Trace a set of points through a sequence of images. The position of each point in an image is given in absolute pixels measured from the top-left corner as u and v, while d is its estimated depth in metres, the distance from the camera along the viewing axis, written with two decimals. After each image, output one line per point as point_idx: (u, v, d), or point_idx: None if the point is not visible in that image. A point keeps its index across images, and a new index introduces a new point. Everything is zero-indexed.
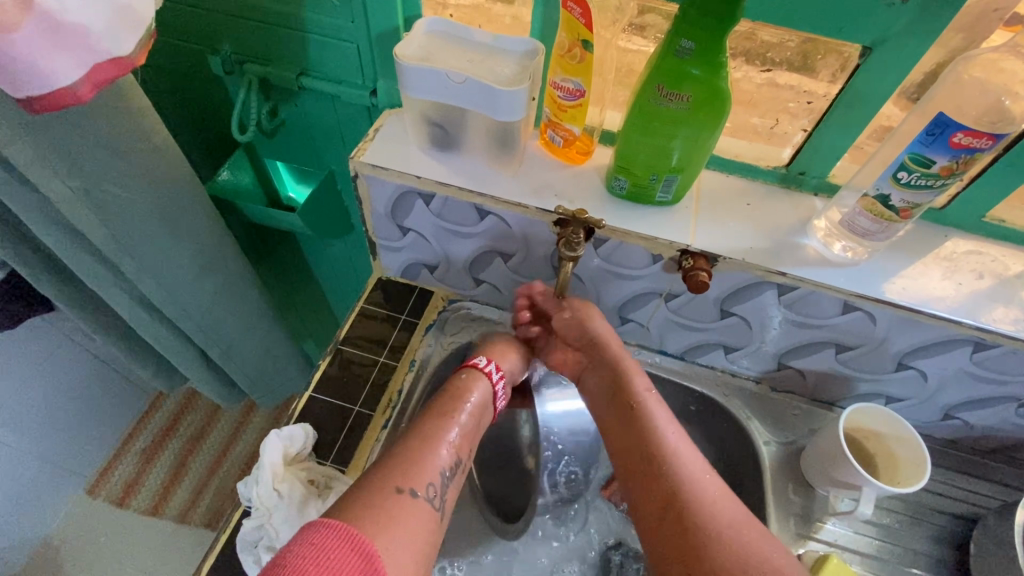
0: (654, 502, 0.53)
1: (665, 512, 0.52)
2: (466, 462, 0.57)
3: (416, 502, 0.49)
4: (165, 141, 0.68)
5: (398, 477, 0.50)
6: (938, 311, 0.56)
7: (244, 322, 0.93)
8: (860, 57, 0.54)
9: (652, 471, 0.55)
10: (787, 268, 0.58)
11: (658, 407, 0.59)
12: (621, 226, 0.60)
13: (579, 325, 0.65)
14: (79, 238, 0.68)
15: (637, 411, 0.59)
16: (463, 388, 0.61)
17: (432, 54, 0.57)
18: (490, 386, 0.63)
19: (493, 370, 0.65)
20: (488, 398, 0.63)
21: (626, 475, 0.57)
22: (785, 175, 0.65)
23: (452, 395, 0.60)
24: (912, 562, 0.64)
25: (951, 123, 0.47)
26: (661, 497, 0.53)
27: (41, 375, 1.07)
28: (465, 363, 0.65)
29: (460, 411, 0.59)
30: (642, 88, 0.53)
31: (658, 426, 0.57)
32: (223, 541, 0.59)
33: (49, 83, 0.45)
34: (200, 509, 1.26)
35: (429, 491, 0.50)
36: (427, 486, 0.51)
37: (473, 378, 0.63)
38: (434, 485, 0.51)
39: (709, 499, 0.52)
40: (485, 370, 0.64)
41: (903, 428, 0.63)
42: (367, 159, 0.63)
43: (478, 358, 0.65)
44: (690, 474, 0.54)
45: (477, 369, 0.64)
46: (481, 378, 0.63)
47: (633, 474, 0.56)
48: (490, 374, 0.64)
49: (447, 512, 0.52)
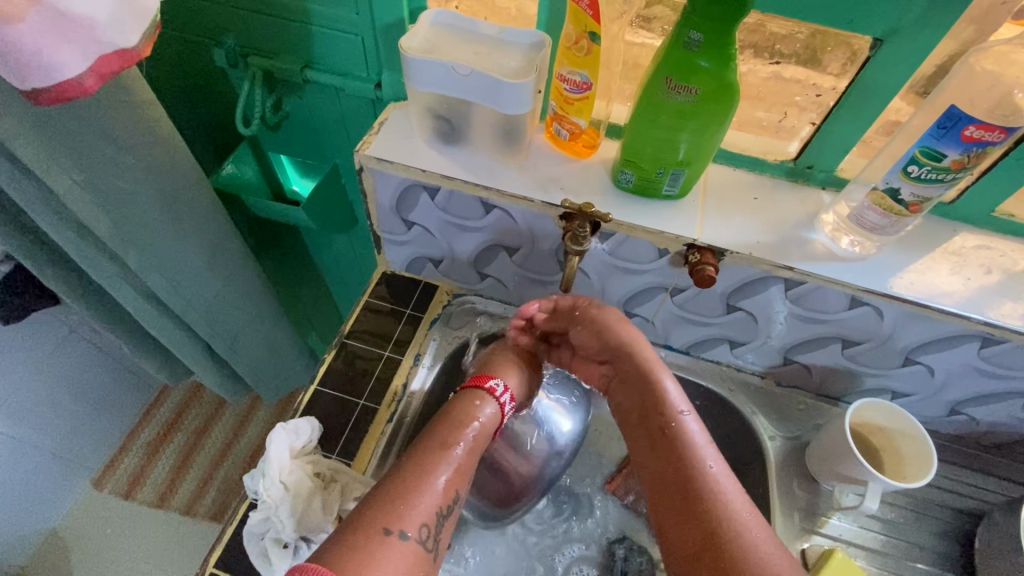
0: (693, 539, 0.50)
1: (701, 551, 0.49)
2: (459, 497, 0.54)
3: (404, 544, 0.47)
4: (170, 134, 0.68)
5: (386, 516, 0.48)
6: (947, 306, 0.56)
7: (249, 316, 0.93)
8: (870, 49, 0.53)
9: (690, 504, 0.52)
10: (794, 263, 0.58)
11: (694, 431, 0.56)
12: (627, 220, 0.59)
13: (603, 338, 0.63)
14: (84, 230, 0.68)
15: (670, 434, 0.56)
16: (466, 417, 0.58)
17: (437, 46, 0.57)
18: (497, 411, 0.60)
19: (506, 397, 0.61)
20: (486, 427, 0.59)
21: (658, 503, 0.54)
22: (793, 169, 0.64)
23: (454, 423, 0.57)
24: (917, 558, 0.63)
25: (963, 117, 0.47)
26: (702, 532, 0.50)
27: (47, 368, 1.08)
28: (480, 382, 0.61)
29: (455, 446, 0.55)
30: (651, 81, 0.52)
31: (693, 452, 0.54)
32: (230, 533, 0.59)
33: (55, 75, 0.45)
34: (205, 502, 1.27)
35: (421, 532, 0.49)
36: (418, 526, 0.49)
37: (478, 406, 0.59)
38: (428, 526, 0.50)
39: (749, 539, 0.49)
40: (498, 397, 0.61)
41: (911, 424, 0.62)
42: (372, 152, 0.63)
43: (492, 379, 0.61)
44: (729, 508, 0.51)
45: (491, 395, 0.60)
46: (488, 402, 0.60)
47: (667, 504, 0.53)
48: (501, 402, 0.61)
49: (439, 553, 0.51)
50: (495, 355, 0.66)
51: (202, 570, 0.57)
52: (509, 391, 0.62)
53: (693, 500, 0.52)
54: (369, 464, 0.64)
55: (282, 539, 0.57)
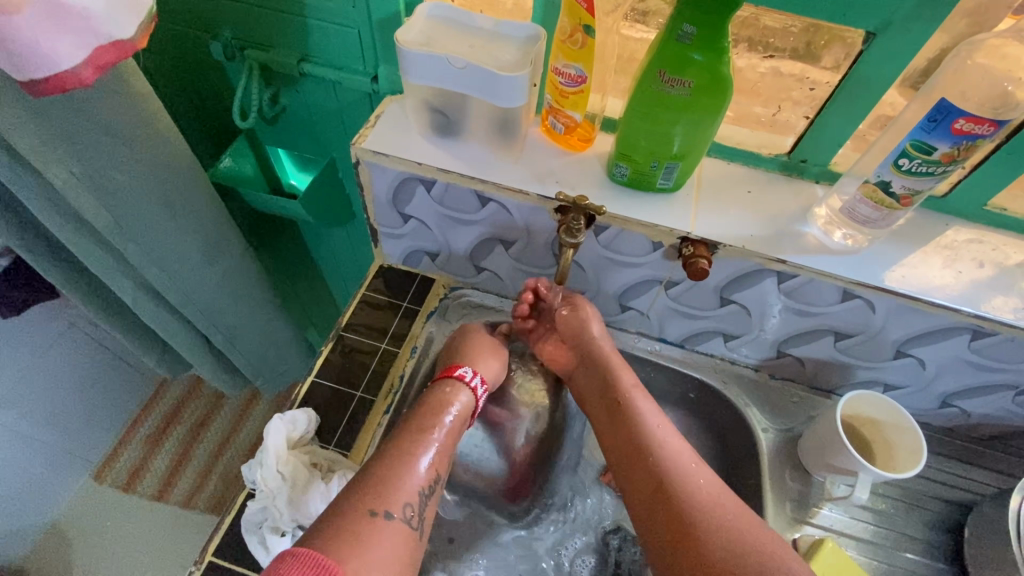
0: (646, 492, 0.55)
1: (655, 501, 0.54)
2: (442, 480, 0.56)
3: (390, 523, 0.49)
4: (167, 126, 0.68)
5: (371, 499, 0.50)
6: (938, 298, 0.57)
7: (247, 308, 0.94)
8: (863, 43, 0.54)
9: (644, 460, 0.56)
10: (787, 256, 0.58)
11: (643, 401, 0.61)
12: (622, 213, 0.60)
13: (575, 330, 0.66)
14: (82, 223, 0.68)
15: (623, 402, 0.61)
16: (444, 403, 0.60)
17: (433, 39, 0.57)
18: (472, 396, 0.62)
19: (478, 383, 0.63)
20: (466, 411, 0.61)
21: (619, 465, 0.59)
22: (787, 163, 0.65)
23: (432, 409, 0.59)
24: (908, 548, 0.64)
25: (953, 110, 0.47)
26: (655, 483, 0.55)
27: (47, 361, 1.08)
28: (450, 372, 0.63)
29: (436, 430, 0.57)
30: (644, 74, 0.53)
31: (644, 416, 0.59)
32: (228, 522, 0.60)
33: (52, 66, 0.45)
34: (204, 494, 1.28)
35: (406, 512, 0.51)
36: (402, 506, 0.51)
37: (454, 392, 0.61)
38: (412, 505, 0.52)
39: (695, 488, 0.53)
40: (469, 382, 0.63)
41: (903, 416, 0.63)
42: (369, 145, 0.63)
43: (461, 367, 0.63)
44: (678, 462, 0.56)
45: (461, 382, 0.62)
46: (460, 389, 0.62)
47: (624, 462, 0.58)
48: (474, 388, 0.63)
49: (426, 529, 0.53)
50: (470, 343, 0.67)
51: (200, 558, 0.58)
52: (481, 376, 0.64)
53: (645, 457, 0.56)
54: (366, 454, 0.65)
55: (280, 527, 0.57)
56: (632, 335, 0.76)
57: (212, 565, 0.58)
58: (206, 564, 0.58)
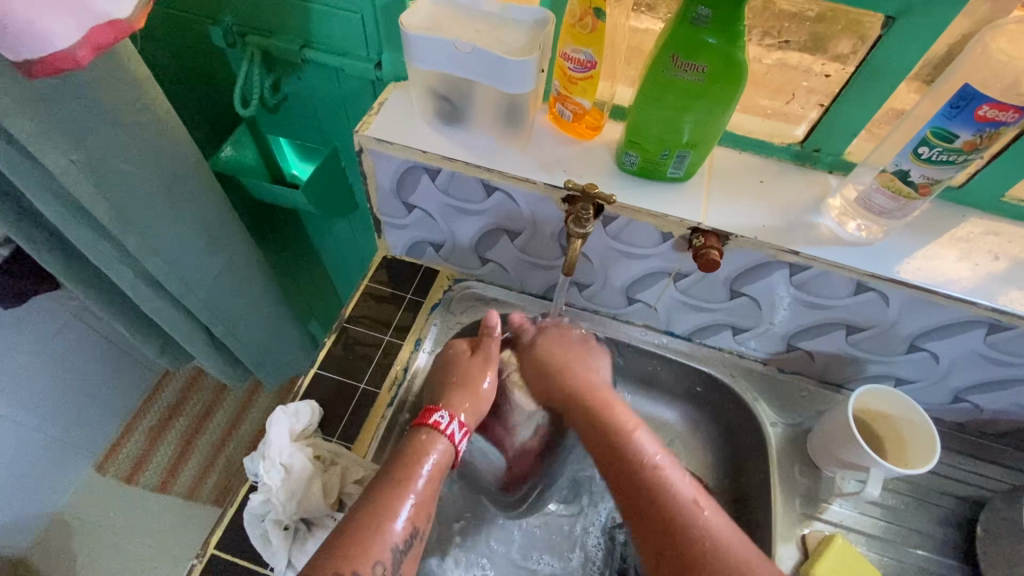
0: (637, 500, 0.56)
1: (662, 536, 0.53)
2: (424, 530, 0.53)
3: None
4: (167, 114, 0.67)
5: (340, 558, 0.48)
6: (954, 292, 0.55)
7: (249, 299, 0.93)
8: (882, 27, 0.52)
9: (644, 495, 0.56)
10: (800, 247, 0.57)
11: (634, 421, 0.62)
12: (631, 202, 0.58)
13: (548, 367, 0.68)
14: (80, 211, 0.67)
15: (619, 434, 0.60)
16: (423, 452, 0.56)
17: (438, 23, 0.56)
18: (449, 444, 0.58)
19: (455, 428, 0.59)
20: (449, 457, 0.58)
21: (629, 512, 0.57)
22: (800, 152, 0.63)
23: (407, 459, 0.55)
24: (918, 544, 0.63)
25: (977, 95, 0.46)
26: (659, 517, 0.54)
27: (48, 352, 1.08)
28: (424, 419, 0.59)
29: (415, 480, 0.54)
30: (656, 59, 0.51)
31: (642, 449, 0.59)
32: (231, 514, 0.59)
33: (46, 43, 0.43)
34: (207, 486, 1.28)
35: (377, 570, 0.48)
36: (372, 565, 0.48)
37: (429, 443, 0.57)
38: (383, 562, 0.49)
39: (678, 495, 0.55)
40: (446, 429, 0.58)
41: (914, 410, 0.62)
42: (372, 133, 0.62)
43: (435, 413, 0.59)
44: (677, 491, 0.55)
45: (437, 429, 0.58)
46: (436, 438, 0.58)
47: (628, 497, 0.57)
48: (451, 434, 0.58)
49: None
50: (456, 378, 0.63)
51: (203, 551, 0.58)
52: (458, 419, 0.60)
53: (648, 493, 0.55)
54: (369, 447, 0.64)
55: (283, 520, 0.57)
56: (639, 328, 0.75)
57: (214, 557, 0.57)
58: (209, 557, 0.57)
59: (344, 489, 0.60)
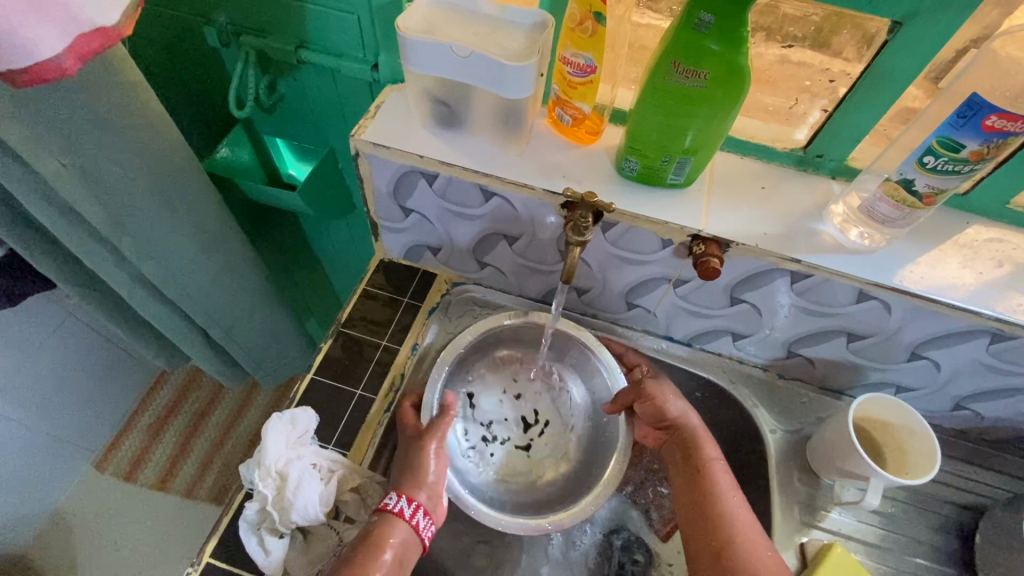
0: (708, 550, 0.57)
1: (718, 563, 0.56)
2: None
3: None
4: (161, 116, 0.66)
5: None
6: (955, 300, 0.55)
7: (245, 301, 0.92)
8: (888, 33, 0.51)
9: (714, 526, 0.57)
10: (802, 255, 0.56)
11: (723, 474, 0.61)
12: (631, 210, 0.58)
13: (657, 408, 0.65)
14: (74, 216, 0.66)
15: (701, 473, 0.61)
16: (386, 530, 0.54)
17: (436, 25, 0.55)
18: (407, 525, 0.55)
19: (405, 505, 0.55)
20: (414, 539, 0.55)
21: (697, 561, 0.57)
22: (802, 158, 0.62)
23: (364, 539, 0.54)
24: (916, 552, 0.63)
25: (985, 105, 0.45)
26: (719, 549, 0.56)
27: (45, 351, 1.07)
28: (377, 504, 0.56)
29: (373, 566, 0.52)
30: (658, 65, 0.50)
31: (721, 487, 0.60)
32: (226, 521, 0.59)
33: (31, 55, 0.43)
34: (206, 484, 1.28)
35: None
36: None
37: (385, 529, 0.54)
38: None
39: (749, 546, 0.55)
40: (396, 508, 0.55)
41: (916, 421, 0.61)
42: (369, 137, 0.61)
43: (385, 495, 0.56)
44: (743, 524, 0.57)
45: (386, 511, 0.55)
46: (394, 522, 0.55)
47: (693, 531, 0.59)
48: (402, 512, 0.55)
49: None
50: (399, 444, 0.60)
51: (198, 558, 0.57)
52: (409, 497, 0.56)
53: (717, 526, 0.57)
54: (365, 454, 0.64)
55: (278, 528, 0.56)
56: (638, 333, 0.74)
57: (210, 565, 0.57)
58: (204, 564, 0.57)
59: (340, 496, 0.59)
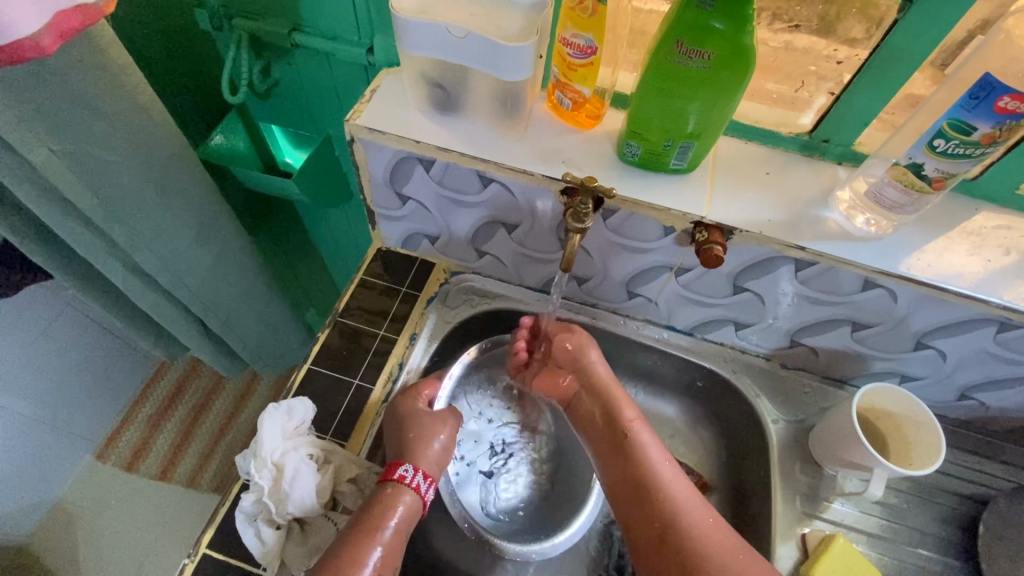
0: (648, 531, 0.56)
1: (659, 545, 0.55)
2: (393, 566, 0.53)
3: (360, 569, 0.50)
4: (151, 101, 0.64)
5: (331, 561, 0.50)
6: (962, 288, 0.54)
7: (241, 291, 0.91)
8: (899, 11, 0.49)
9: (652, 507, 0.56)
10: (808, 243, 0.55)
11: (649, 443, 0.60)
12: (632, 195, 0.56)
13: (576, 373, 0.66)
14: (64, 204, 0.65)
15: (631, 442, 0.60)
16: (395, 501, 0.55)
17: (431, 6, 0.53)
18: (416, 498, 0.56)
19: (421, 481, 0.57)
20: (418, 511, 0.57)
21: (634, 537, 0.57)
22: (808, 142, 0.61)
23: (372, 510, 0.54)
24: (918, 543, 0.63)
25: (999, 86, 0.43)
26: (657, 528, 0.55)
27: (41, 342, 1.06)
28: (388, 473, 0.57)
29: (381, 532, 0.53)
30: (660, 45, 0.49)
31: (649, 459, 0.59)
32: (223, 512, 0.59)
33: (9, 33, 0.41)
34: (207, 474, 1.28)
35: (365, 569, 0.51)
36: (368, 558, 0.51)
37: (397, 501, 0.55)
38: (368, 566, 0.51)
39: (688, 520, 0.55)
40: (412, 482, 0.56)
41: (921, 410, 0.60)
42: (363, 121, 0.59)
43: (401, 466, 0.57)
44: (676, 496, 0.56)
45: (402, 483, 0.56)
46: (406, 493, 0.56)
47: (630, 508, 0.58)
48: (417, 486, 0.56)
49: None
50: (398, 434, 0.60)
51: (195, 550, 0.57)
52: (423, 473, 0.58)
53: (653, 504, 0.56)
54: (364, 444, 0.63)
55: (276, 520, 0.56)
56: (639, 323, 0.73)
57: (208, 556, 0.57)
58: (201, 556, 0.57)
59: (337, 487, 0.59)
